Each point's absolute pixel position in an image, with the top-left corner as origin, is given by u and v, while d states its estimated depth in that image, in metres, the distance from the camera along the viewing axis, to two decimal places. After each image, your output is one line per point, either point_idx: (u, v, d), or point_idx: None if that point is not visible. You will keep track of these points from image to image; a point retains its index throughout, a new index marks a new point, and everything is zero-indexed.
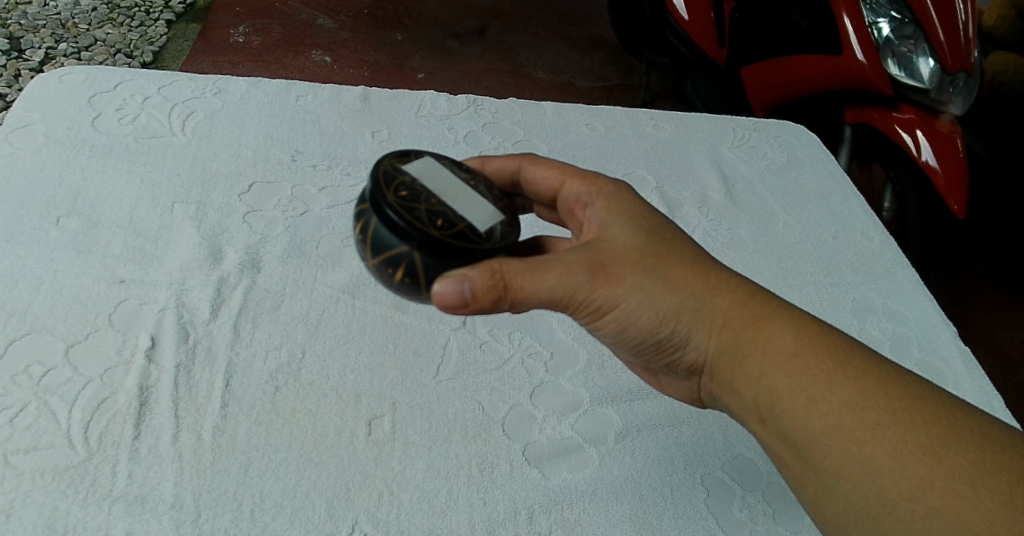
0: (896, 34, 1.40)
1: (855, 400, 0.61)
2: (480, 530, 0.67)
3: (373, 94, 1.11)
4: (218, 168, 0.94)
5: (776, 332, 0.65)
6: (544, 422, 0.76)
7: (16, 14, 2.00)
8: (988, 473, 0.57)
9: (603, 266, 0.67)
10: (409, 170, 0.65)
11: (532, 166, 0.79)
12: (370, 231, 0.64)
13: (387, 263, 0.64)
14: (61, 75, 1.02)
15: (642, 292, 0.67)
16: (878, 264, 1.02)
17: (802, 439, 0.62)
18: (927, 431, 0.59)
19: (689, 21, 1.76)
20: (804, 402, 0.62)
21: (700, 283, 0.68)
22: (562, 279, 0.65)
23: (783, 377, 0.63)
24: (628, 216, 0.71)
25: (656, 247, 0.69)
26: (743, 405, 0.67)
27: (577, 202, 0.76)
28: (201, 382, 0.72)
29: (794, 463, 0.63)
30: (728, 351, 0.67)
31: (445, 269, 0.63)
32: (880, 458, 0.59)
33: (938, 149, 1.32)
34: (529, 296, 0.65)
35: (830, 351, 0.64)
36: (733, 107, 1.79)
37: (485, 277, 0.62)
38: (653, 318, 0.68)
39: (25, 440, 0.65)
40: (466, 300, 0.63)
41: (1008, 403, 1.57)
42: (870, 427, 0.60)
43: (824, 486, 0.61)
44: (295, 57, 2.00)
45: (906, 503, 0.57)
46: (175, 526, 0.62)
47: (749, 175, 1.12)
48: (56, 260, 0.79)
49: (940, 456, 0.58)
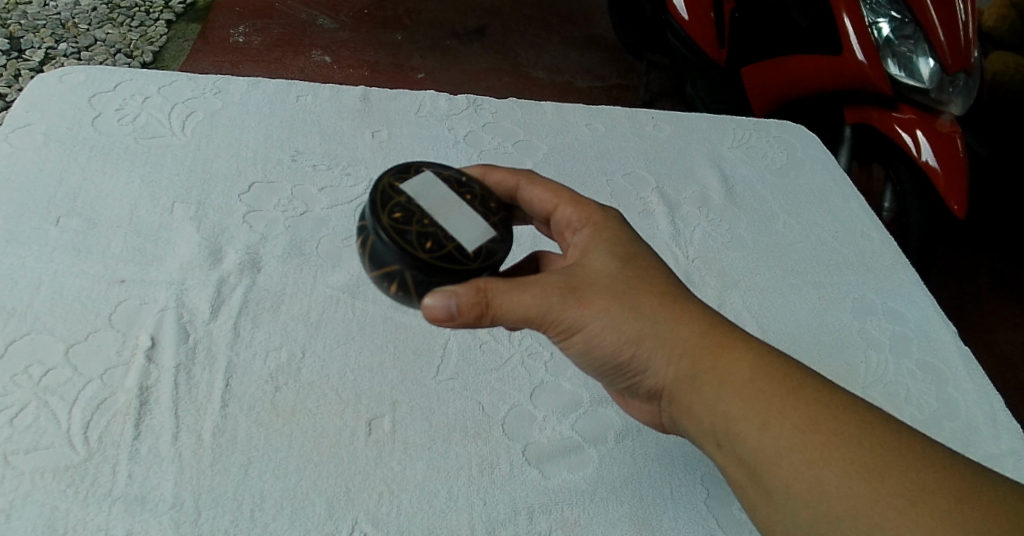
0: (896, 34, 1.40)
1: (807, 420, 0.62)
2: (480, 530, 0.67)
3: (373, 94, 1.11)
4: (218, 168, 0.94)
5: (733, 359, 0.65)
6: (544, 422, 0.76)
7: (16, 14, 1.99)
8: (933, 492, 0.57)
9: (575, 290, 0.68)
10: (407, 190, 0.67)
11: (530, 187, 0.78)
12: (369, 247, 0.67)
13: (381, 276, 0.67)
14: (61, 75, 1.02)
15: (608, 315, 0.67)
16: (877, 264, 1.02)
17: (756, 459, 0.62)
18: (874, 452, 0.60)
19: (688, 21, 1.77)
20: (758, 424, 0.63)
21: (665, 310, 0.68)
22: (539, 297, 0.66)
23: (738, 401, 0.64)
24: (605, 245, 0.71)
25: (622, 275, 0.69)
26: (698, 430, 0.66)
27: (569, 226, 0.75)
28: (201, 382, 0.72)
29: (747, 484, 0.63)
30: (685, 378, 0.66)
31: (434, 285, 0.65)
32: (827, 477, 0.59)
33: (938, 149, 1.32)
34: (508, 311, 0.66)
35: (784, 377, 0.64)
36: (732, 107, 1.79)
37: (470, 294, 0.64)
38: (617, 343, 0.68)
39: (25, 440, 0.65)
40: (451, 313, 0.64)
41: (1008, 404, 1.57)
42: (819, 447, 0.60)
43: (775, 504, 0.61)
44: (294, 58, 2.00)
45: (851, 521, 0.57)
46: (175, 526, 0.62)
47: (749, 176, 1.13)
48: (56, 260, 0.79)
49: (884, 476, 0.58)
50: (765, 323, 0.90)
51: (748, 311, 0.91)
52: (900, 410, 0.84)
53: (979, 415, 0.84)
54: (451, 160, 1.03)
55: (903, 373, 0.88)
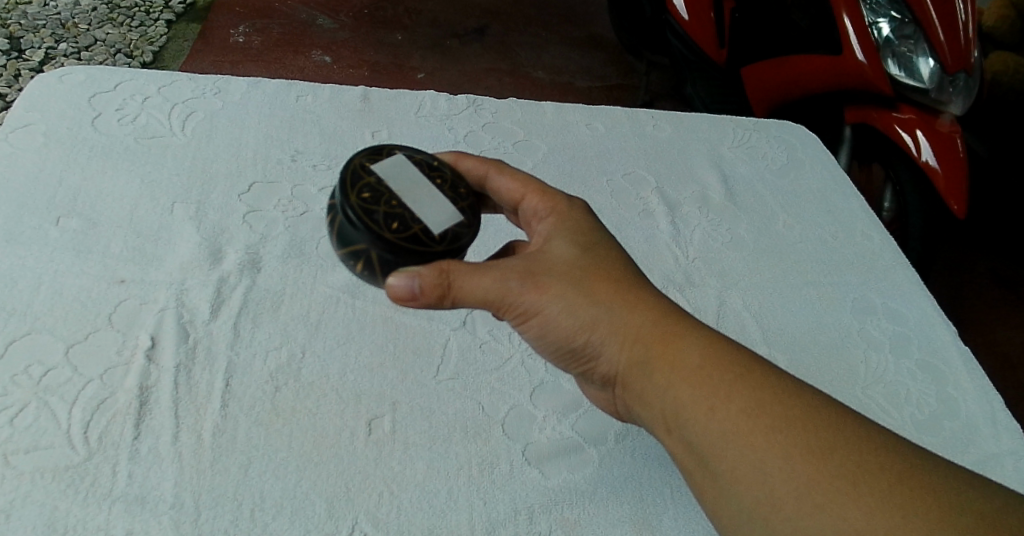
0: (896, 34, 1.40)
1: (752, 405, 0.62)
2: (480, 530, 0.67)
3: (373, 94, 1.11)
4: (218, 168, 0.94)
5: (683, 346, 0.65)
6: (544, 422, 0.76)
7: (16, 14, 1.99)
8: (874, 472, 0.57)
9: (532, 274, 0.68)
10: (377, 171, 0.66)
11: (500, 176, 0.77)
12: (337, 225, 0.66)
13: (349, 255, 0.66)
14: (61, 75, 1.02)
15: (563, 300, 0.67)
16: (877, 264, 1.02)
17: (703, 444, 0.62)
18: (818, 435, 0.60)
19: (688, 21, 1.74)
20: (704, 409, 0.62)
21: (620, 297, 0.68)
22: (496, 282, 0.66)
23: (686, 387, 0.64)
24: (563, 235, 0.71)
25: (578, 263, 0.69)
26: (650, 415, 0.66)
27: (535, 215, 0.75)
28: (201, 382, 0.72)
29: (696, 471, 0.63)
30: (637, 364, 0.66)
31: (399, 265, 0.64)
32: (771, 461, 0.59)
33: (938, 149, 1.32)
34: (468, 294, 0.66)
35: (733, 364, 0.64)
36: (732, 107, 1.78)
37: (433, 275, 0.63)
38: (572, 329, 0.67)
39: (25, 440, 0.65)
40: (415, 293, 0.64)
41: (1008, 404, 1.57)
42: (764, 431, 0.60)
43: (721, 489, 0.61)
44: (294, 58, 2.00)
45: (793, 502, 0.57)
46: (175, 526, 0.62)
47: (749, 175, 1.13)
48: (56, 260, 0.79)
49: (827, 457, 0.58)
50: (765, 323, 0.90)
51: (748, 311, 0.91)
52: (901, 410, 0.84)
53: (979, 415, 0.84)
54: None
55: (903, 373, 0.88)
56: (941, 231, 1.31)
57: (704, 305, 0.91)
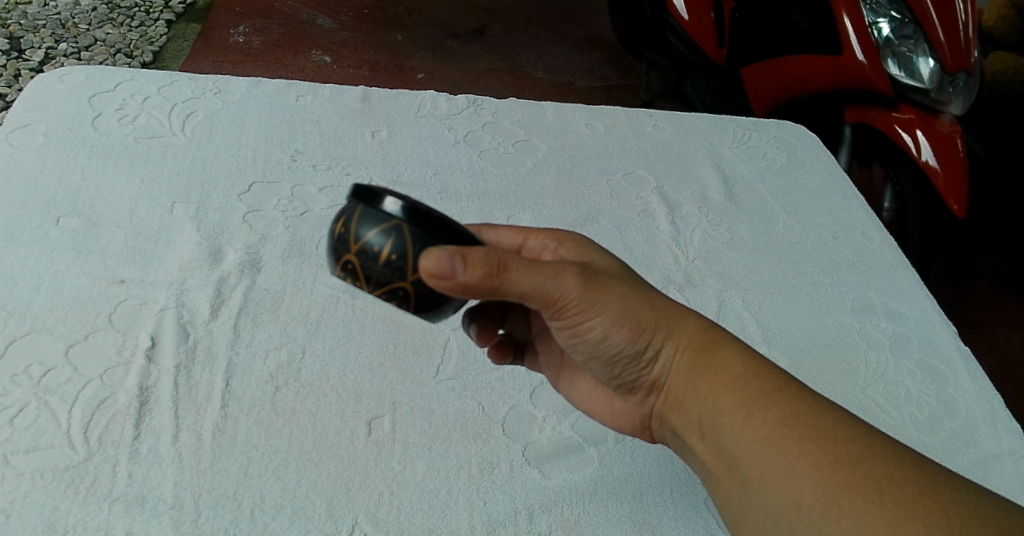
0: (896, 34, 1.40)
1: (788, 413, 0.62)
2: (480, 530, 0.67)
3: (373, 94, 1.11)
4: (218, 168, 0.94)
5: (727, 356, 0.66)
6: (544, 422, 0.76)
7: (16, 14, 2.00)
8: (899, 482, 0.57)
9: (593, 275, 0.65)
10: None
11: (493, 230, 0.76)
12: (352, 221, 0.61)
13: (371, 244, 0.60)
14: (61, 75, 1.02)
15: (624, 302, 0.65)
16: (877, 264, 1.02)
17: (736, 451, 0.62)
18: (848, 445, 0.60)
19: (689, 21, 1.77)
20: (741, 416, 0.63)
21: (670, 306, 0.68)
22: (557, 277, 0.62)
23: (726, 394, 0.64)
24: (604, 253, 0.72)
25: (628, 274, 0.69)
26: (688, 421, 0.66)
27: (546, 249, 0.73)
28: (201, 382, 0.72)
29: (724, 477, 0.63)
30: (689, 369, 0.66)
31: (431, 245, 0.59)
32: (799, 465, 0.60)
33: (938, 148, 1.32)
34: (524, 282, 0.61)
35: (771, 375, 0.64)
36: (732, 107, 1.80)
37: (480, 251, 0.59)
38: (628, 332, 0.66)
39: (25, 440, 0.65)
40: (454, 274, 0.58)
41: (1008, 403, 1.57)
42: (798, 439, 0.61)
43: (749, 493, 0.61)
44: (294, 58, 2.00)
45: (820, 507, 0.58)
46: (175, 526, 0.62)
47: (748, 175, 1.13)
48: (56, 260, 0.79)
49: (854, 467, 0.58)
50: (765, 323, 0.90)
51: (748, 311, 0.91)
52: (901, 410, 0.84)
53: (979, 417, 0.84)
54: (452, 160, 1.03)
55: (903, 373, 0.88)
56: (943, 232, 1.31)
57: (705, 305, 0.91)
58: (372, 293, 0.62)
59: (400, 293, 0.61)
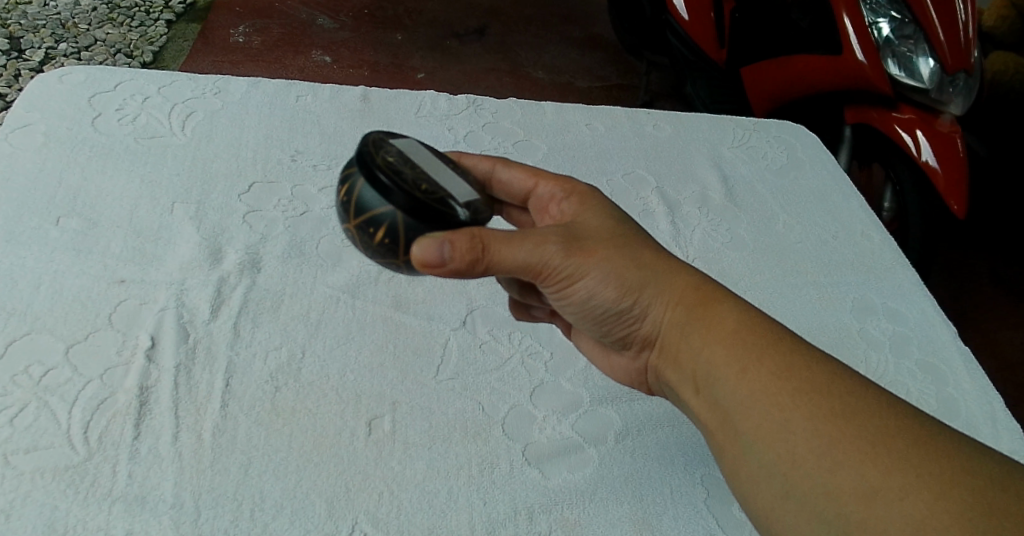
0: (896, 34, 1.40)
1: (782, 367, 0.62)
2: (480, 530, 0.67)
3: (373, 94, 1.11)
4: (218, 168, 0.94)
5: (721, 312, 0.66)
6: (544, 422, 0.76)
7: (16, 14, 2.00)
8: (891, 435, 0.57)
9: (575, 240, 0.67)
10: (396, 142, 0.67)
11: (506, 168, 0.78)
12: (354, 194, 0.64)
13: (369, 223, 0.64)
14: (61, 75, 1.02)
15: (608, 264, 0.67)
16: (877, 263, 1.02)
17: (731, 403, 0.62)
18: (842, 397, 0.60)
19: (689, 21, 1.77)
20: (736, 370, 0.63)
21: (659, 263, 0.69)
22: (538, 247, 0.65)
23: (719, 348, 0.64)
24: (604, 208, 0.72)
25: (622, 231, 0.70)
26: (682, 376, 0.67)
27: (552, 198, 0.75)
28: (201, 382, 0.72)
29: (719, 430, 0.64)
30: (679, 326, 0.67)
31: (424, 232, 0.63)
32: (794, 419, 0.60)
33: (938, 148, 1.32)
34: (506, 258, 0.64)
35: (767, 329, 0.65)
36: (732, 107, 1.80)
37: (465, 239, 0.62)
38: (614, 291, 0.67)
39: (25, 441, 0.65)
40: (444, 261, 0.62)
41: (1008, 403, 1.57)
42: (793, 393, 0.61)
43: (743, 447, 0.61)
44: (294, 57, 2.00)
45: (814, 459, 0.58)
46: (175, 526, 0.62)
47: (748, 175, 1.13)
48: (56, 260, 0.79)
49: (849, 421, 0.58)
50: None
51: None
52: None
53: (978, 417, 0.84)
54: None
55: (902, 373, 0.88)
56: (942, 218, 1.32)
57: None
58: (370, 259, 0.67)
59: (393, 265, 0.66)
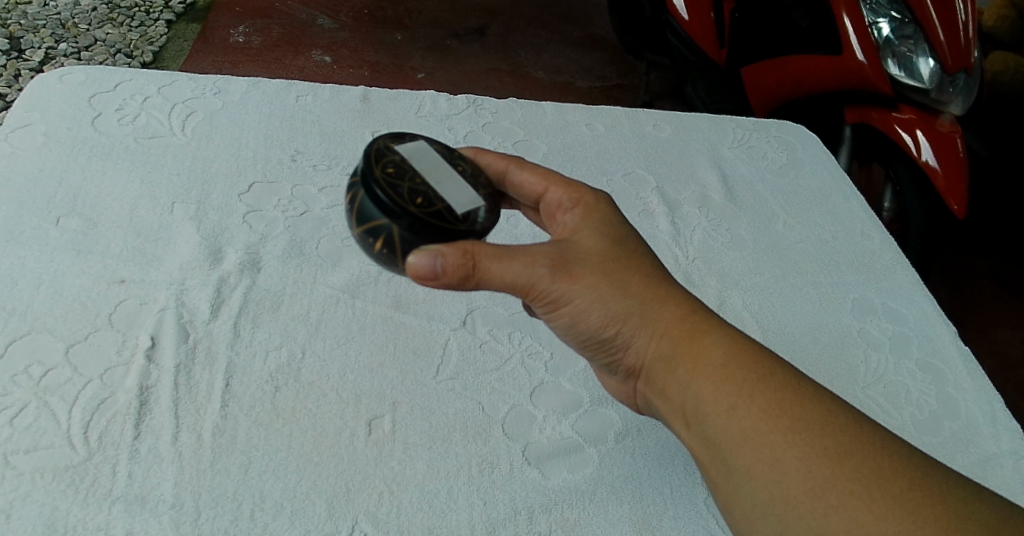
0: (896, 34, 1.40)
1: (773, 404, 0.62)
2: (480, 530, 0.67)
3: (373, 94, 1.11)
4: (218, 168, 0.94)
5: (710, 344, 0.66)
6: (544, 422, 0.76)
7: (16, 14, 1.99)
8: (886, 476, 0.57)
9: (565, 263, 0.68)
10: (402, 148, 0.67)
11: (519, 171, 0.77)
12: (356, 204, 0.66)
13: (367, 233, 0.66)
14: (61, 75, 1.02)
15: (595, 292, 0.67)
16: (876, 263, 1.02)
17: (720, 439, 0.62)
18: (835, 437, 0.60)
19: (688, 21, 1.76)
20: (727, 406, 0.63)
21: (649, 291, 0.68)
22: (528, 268, 0.66)
23: (709, 383, 0.64)
24: (599, 228, 0.71)
25: (615, 256, 0.69)
26: (671, 407, 0.67)
27: (559, 207, 0.75)
28: (201, 382, 0.72)
29: (711, 465, 0.63)
30: (665, 359, 0.67)
31: (420, 244, 0.64)
32: (787, 459, 0.59)
33: (939, 149, 1.32)
34: (495, 276, 0.66)
35: (758, 363, 0.64)
36: (733, 107, 1.79)
37: (457, 255, 0.64)
38: (602, 318, 0.68)
39: (25, 440, 0.65)
40: (436, 273, 0.64)
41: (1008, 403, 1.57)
42: (783, 431, 0.61)
43: (734, 482, 0.61)
44: (294, 57, 2.00)
45: (807, 500, 0.58)
46: (175, 526, 0.62)
47: (748, 175, 1.13)
48: (56, 260, 0.79)
49: (842, 461, 0.58)
50: (765, 323, 0.91)
51: (748, 311, 0.92)
52: (900, 410, 0.84)
53: (978, 418, 0.84)
54: None
55: (902, 374, 0.88)
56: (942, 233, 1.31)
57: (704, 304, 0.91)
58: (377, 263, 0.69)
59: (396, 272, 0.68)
